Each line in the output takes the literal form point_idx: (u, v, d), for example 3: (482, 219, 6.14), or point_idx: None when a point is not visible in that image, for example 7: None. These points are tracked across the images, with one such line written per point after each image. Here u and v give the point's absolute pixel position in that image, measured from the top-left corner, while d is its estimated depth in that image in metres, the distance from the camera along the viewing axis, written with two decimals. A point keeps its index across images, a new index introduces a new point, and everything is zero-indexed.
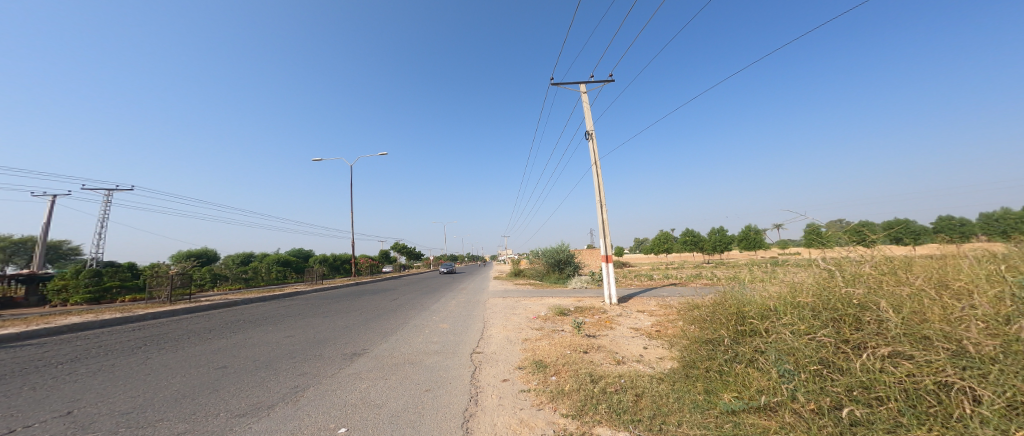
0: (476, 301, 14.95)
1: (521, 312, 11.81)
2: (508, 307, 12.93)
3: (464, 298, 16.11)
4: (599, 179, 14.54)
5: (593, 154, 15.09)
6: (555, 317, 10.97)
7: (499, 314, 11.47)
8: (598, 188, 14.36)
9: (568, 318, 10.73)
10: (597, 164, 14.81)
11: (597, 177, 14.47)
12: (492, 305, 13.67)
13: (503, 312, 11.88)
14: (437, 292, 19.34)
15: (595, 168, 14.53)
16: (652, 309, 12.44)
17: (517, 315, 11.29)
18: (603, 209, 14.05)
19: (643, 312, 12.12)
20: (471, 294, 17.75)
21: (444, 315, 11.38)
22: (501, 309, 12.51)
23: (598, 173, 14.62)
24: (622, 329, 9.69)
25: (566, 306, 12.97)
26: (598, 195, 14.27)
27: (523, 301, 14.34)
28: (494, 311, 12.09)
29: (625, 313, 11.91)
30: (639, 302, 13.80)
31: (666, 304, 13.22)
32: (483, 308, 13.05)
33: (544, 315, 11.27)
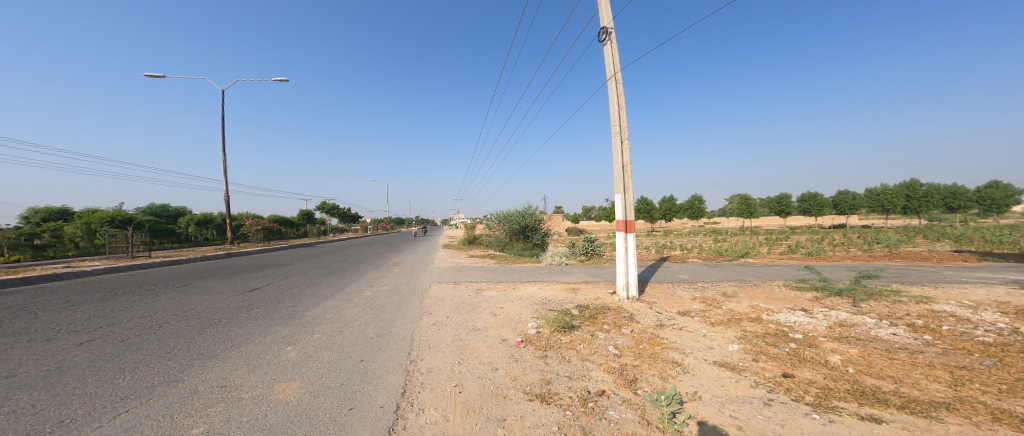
0: (404, 290, 8.77)
1: (486, 326, 5.95)
2: (462, 309, 7.04)
3: (387, 281, 9.82)
4: (621, 99, 8.66)
5: (612, 59, 9.15)
6: (560, 342, 5.33)
7: (442, 334, 5.53)
8: (620, 112, 8.53)
9: (589, 347, 5.21)
10: (620, 74, 8.86)
11: (618, 93, 8.60)
12: (431, 302, 7.61)
13: (449, 326, 5.93)
14: (348, 269, 12.65)
15: (616, 79, 8.64)
16: (702, 310, 7.46)
17: (480, 337, 5.42)
18: (628, 145, 8.30)
19: (694, 315, 7.08)
20: (401, 273, 11.41)
21: (318, 337, 5.13)
22: (449, 316, 6.53)
23: (619, 88, 8.74)
24: (711, 373, 4.46)
25: (563, 307, 7.45)
26: (620, 124, 8.42)
27: (485, 292, 8.61)
28: (433, 323, 6.08)
29: (670, 320, 6.75)
30: (666, 293, 8.92)
31: (711, 298, 8.38)
32: (414, 310, 6.95)
33: (536, 335, 5.59)
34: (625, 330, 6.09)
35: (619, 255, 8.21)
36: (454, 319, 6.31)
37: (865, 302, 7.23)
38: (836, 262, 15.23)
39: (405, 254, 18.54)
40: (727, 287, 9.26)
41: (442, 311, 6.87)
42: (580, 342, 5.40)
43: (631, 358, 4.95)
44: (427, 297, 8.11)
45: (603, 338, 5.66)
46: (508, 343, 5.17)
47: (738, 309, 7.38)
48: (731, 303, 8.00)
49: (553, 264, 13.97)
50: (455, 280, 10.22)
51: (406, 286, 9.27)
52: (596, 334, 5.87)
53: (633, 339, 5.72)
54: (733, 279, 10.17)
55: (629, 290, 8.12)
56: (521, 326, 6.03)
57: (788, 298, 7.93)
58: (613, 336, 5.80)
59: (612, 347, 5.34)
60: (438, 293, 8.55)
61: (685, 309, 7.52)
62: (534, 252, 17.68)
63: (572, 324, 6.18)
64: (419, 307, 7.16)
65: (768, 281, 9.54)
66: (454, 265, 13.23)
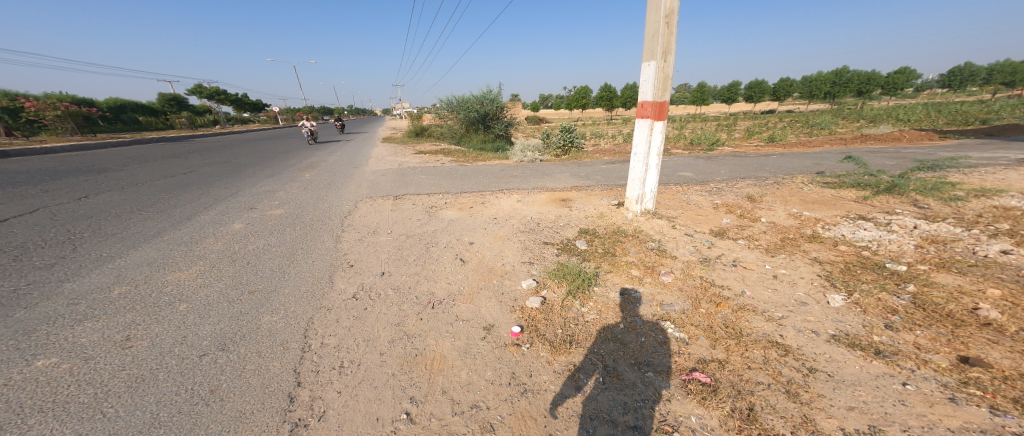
0: (304, 214, 5.61)
1: (450, 297, 3.42)
2: (405, 254, 4.33)
3: (280, 199, 6.42)
4: None
5: None
6: (588, 323, 3.05)
7: (364, 329, 2.92)
8: None
9: (637, 329, 3.02)
10: None
11: None
12: (352, 240, 4.72)
13: (382, 303, 3.29)
14: (228, 176, 8.68)
15: None
16: (740, 224, 5.48)
17: (443, 329, 2.93)
18: None
19: (736, 234, 5.07)
20: (312, 182, 7.93)
21: (31, 374, 2.25)
22: (382, 275, 3.82)
23: None
24: (857, 372, 2.60)
25: (561, 237, 5.07)
26: None
27: (441, 212, 5.83)
28: (352, 296, 3.38)
29: (711, 247, 4.70)
30: (679, 199, 6.89)
31: (739, 203, 6.44)
32: (312, 261, 4.08)
33: (542, 308, 3.23)
34: (666, 276, 3.94)
35: (638, 155, 5.57)
36: (393, 283, 3.65)
37: (926, 202, 5.75)
38: (820, 147, 14.24)
39: (327, 153, 14.16)
40: (748, 186, 7.39)
41: (369, 263, 4.09)
42: (618, 318, 3.16)
43: (712, 345, 2.89)
44: (347, 230, 5.04)
45: (647, 301, 3.49)
46: (500, 341, 2.78)
47: (783, 219, 5.53)
48: (763, 207, 6.19)
49: (524, 162, 11.13)
50: (395, 193, 6.91)
51: (311, 206, 6.04)
52: (632, 290, 3.68)
53: (687, 295, 3.63)
54: (745, 175, 8.39)
55: (644, 203, 5.81)
56: (511, 289, 3.59)
57: (830, 199, 6.24)
58: (659, 292, 3.66)
59: (667, 319, 3.21)
60: (368, 221, 5.41)
61: (718, 224, 5.51)
62: (496, 146, 14.43)
63: (591, 275, 3.88)
64: (325, 253, 4.28)
65: (791, 177, 7.83)
66: (394, 166, 9.79)
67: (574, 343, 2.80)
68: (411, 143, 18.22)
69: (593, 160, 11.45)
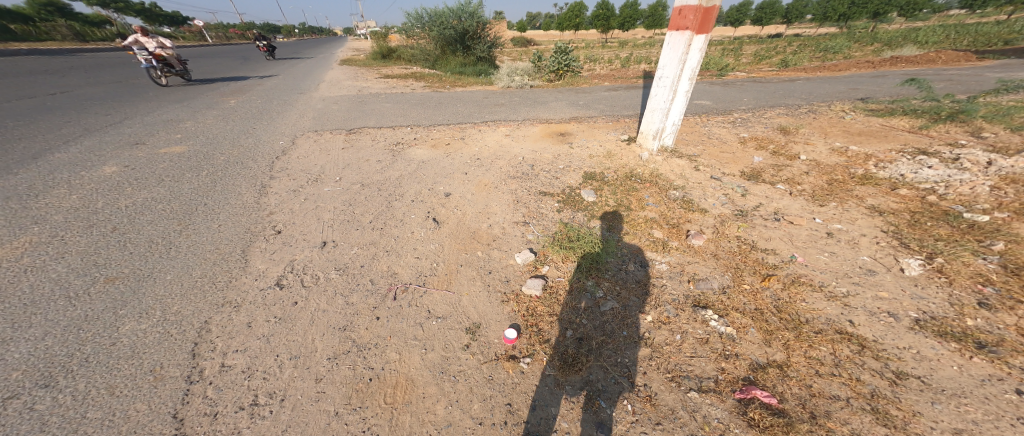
0: (215, 153, 4.18)
1: (419, 281, 2.53)
2: (352, 200, 3.20)
3: (183, 132, 4.84)
4: None
5: None
6: (606, 317, 2.30)
7: (286, 339, 2.03)
8: None
9: (670, 322, 2.28)
10: None
11: None
12: (281, 191, 3.37)
13: (317, 294, 2.35)
14: (132, 101, 6.85)
15: None
16: (775, 164, 4.41)
17: (407, 336, 2.11)
18: None
19: (773, 177, 4.07)
20: (241, 108, 6.28)
21: None
22: (325, 247, 2.75)
23: None
24: (954, 373, 1.99)
25: (562, 186, 4.07)
26: None
27: (406, 148, 4.59)
28: (270, 285, 2.38)
29: (744, 197, 3.69)
30: (698, 132, 5.78)
31: (770, 135, 5.35)
32: (212, 225, 2.92)
33: (544, 297, 2.45)
34: (696, 239, 3.03)
35: (663, 80, 4.36)
36: (338, 262, 2.62)
37: (992, 131, 4.81)
38: (845, 70, 12.69)
39: (274, 75, 11.81)
40: (778, 117, 6.25)
41: (304, 228, 2.90)
42: (644, 306, 2.41)
43: (767, 341, 2.19)
44: (276, 177, 3.53)
45: (678, 276, 2.70)
46: (489, 354, 2.03)
47: (826, 156, 4.55)
48: (799, 139, 5.16)
49: (512, 88, 9.43)
50: (350, 126, 5.13)
51: (227, 140, 4.54)
52: (656, 260, 2.87)
53: (725, 264, 2.80)
54: (771, 103, 7.19)
55: (662, 140, 4.78)
56: (501, 266, 2.74)
57: (877, 130, 5.21)
58: (691, 262, 2.84)
59: (704, 304, 2.42)
60: (307, 163, 3.73)
61: (749, 164, 4.45)
62: (479, 69, 12.32)
63: (607, 242, 3.05)
64: (230, 214, 3.06)
65: (826, 105, 6.66)
66: (354, 92, 8.05)
67: (589, 351, 2.07)
68: (379, 65, 15.58)
69: (592, 87, 9.85)
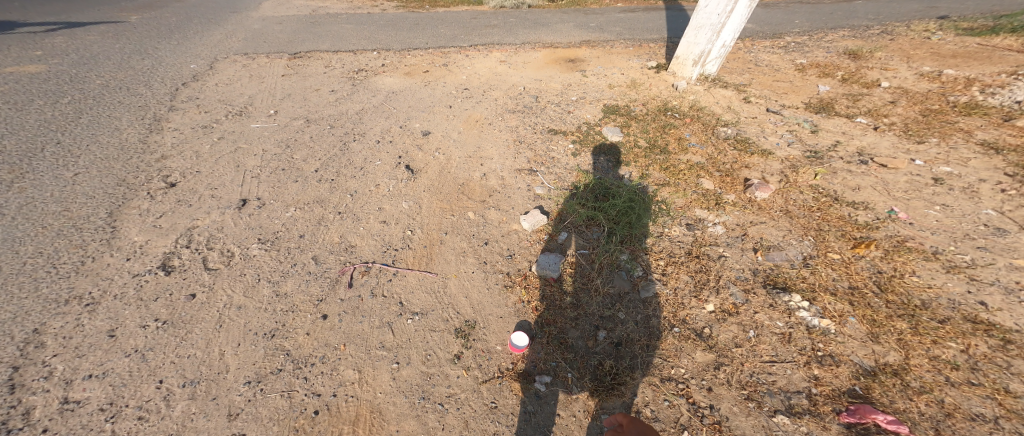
0: (88, 76, 2.93)
1: (384, 256, 1.79)
2: (302, 145, 2.40)
3: (48, 50, 3.46)
4: None
5: None
6: (650, 309, 1.68)
7: (177, 360, 1.23)
8: None
9: (738, 313, 1.63)
10: None
11: None
12: (182, 128, 2.38)
13: (230, 280, 1.48)
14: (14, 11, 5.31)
15: None
16: (849, 93, 3.51)
17: (371, 346, 1.44)
18: None
19: (849, 108, 3.19)
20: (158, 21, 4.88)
21: None
22: (246, 208, 1.82)
23: None
24: None
25: (576, 123, 3.19)
26: None
27: (374, 77, 3.59)
28: (149, 267, 1.46)
29: (816, 133, 2.89)
30: (742, 56, 4.69)
31: (835, 61, 4.29)
32: (61, 172, 1.86)
33: (562, 281, 1.82)
34: (761, 190, 2.26)
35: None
36: (266, 232, 1.71)
37: None
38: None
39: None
40: (840, 39, 5.07)
41: (215, 179, 1.96)
42: (698, 289, 1.75)
43: (873, 336, 1.54)
44: (180, 110, 2.60)
45: (740, 243, 1.99)
46: (489, 369, 1.43)
47: (915, 83, 3.60)
48: (872, 63, 4.13)
49: (506, 8, 7.79)
50: (295, 49, 4.07)
51: (110, 60, 3.26)
52: (708, 221, 2.14)
53: (803, 225, 2.07)
54: (826, 24, 5.94)
55: (703, 65, 3.81)
56: (501, 235, 2.05)
57: (973, 51, 4.17)
58: (757, 223, 2.11)
59: (783, 285, 1.75)
60: (230, 94, 2.93)
61: (815, 95, 3.50)
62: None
63: (643, 197, 2.31)
64: (96, 152, 2.02)
65: (897, 25, 5.42)
66: (313, 11, 6.55)
67: (631, 363, 1.47)
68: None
69: (603, 6, 8.25)
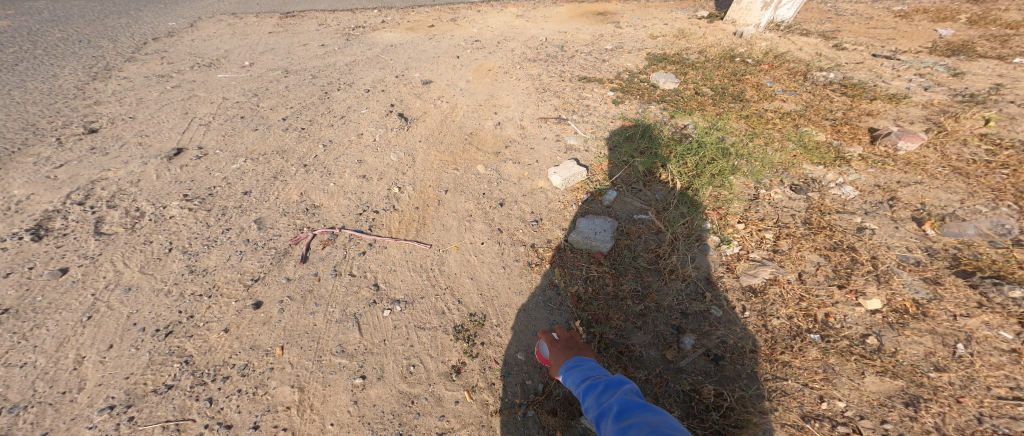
0: (51, 30, 2.80)
1: (358, 221, 1.30)
2: (282, 99, 1.99)
3: (24, 9, 3.33)
4: None
5: None
6: (765, 303, 1.08)
7: (2, 371, 0.85)
8: None
9: (932, 316, 0.98)
10: None
11: None
12: (133, 76, 2.13)
13: (124, 251, 1.13)
14: None
15: None
16: (989, 35, 2.48)
17: (324, 350, 0.93)
18: None
19: (996, 50, 2.24)
20: None
21: None
22: (179, 158, 1.51)
23: None
24: None
25: (614, 71, 2.54)
26: None
27: (371, 33, 3.11)
28: (16, 230, 1.15)
29: (960, 79, 1.98)
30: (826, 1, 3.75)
31: (946, 6, 3.15)
32: None
33: (617, 260, 1.24)
34: (909, 140, 1.53)
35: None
36: (197, 187, 1.38)
37: None
38: None
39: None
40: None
41: (151, 126, 1.68)
42: (843, 276, 1.12)
43: None
44: (140, 61, 2.37)
45: (888, 211, 1.31)
46: (508, 392, 0.88)
47: None
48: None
49: None
50: (287, 10, 3.78)
51: (82, 18, 3.13)
52: (828, 181, 1.47)
53: (989, 187, 1.32)
54: None
55: (776, 9, 3.00)
56: (524, 195, 1.48)
57: None
58: (909, 182, 1.40)
59: (993, 274, 1.05)
60: (204, 48, 2.65)
61: (936, 38, 2.55)
62: None
63: (730, 147, 1.66)
64: (17, 96, 1.83)
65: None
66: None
67: (747, 390, 0.89)
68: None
69: None
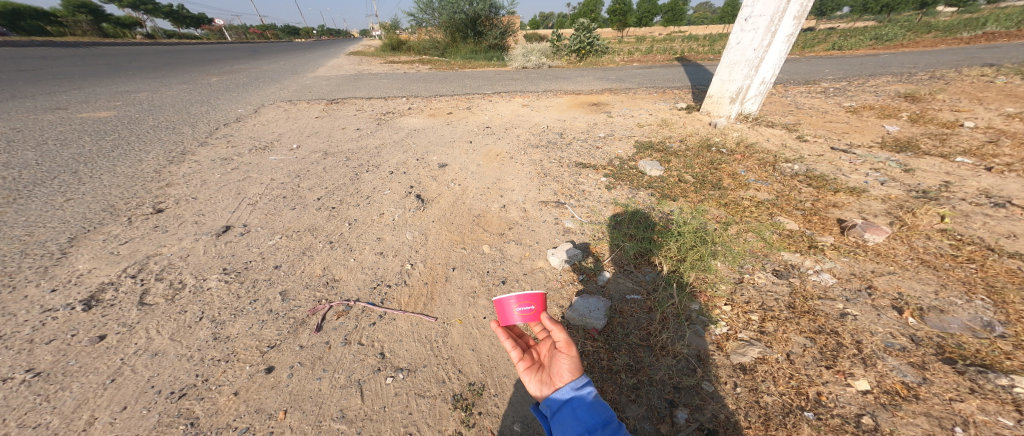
0: (144, 119, 3.37)
1: (371, 293, 1.42)
2: (317, 180, 2.28)
3: (125, 101, 4.04)
4: None
5: None
6: (757, 380, 1.10)
7: (15, 432, 0.90)
8: None
9: (923, 398, 1.00)
10: None
11: None
12: (202, 160, 2.50)
13: (160, 319, 1.24)
14: (119, 71, 6.41)
15: None
16: (931, 133, 2.79)
17: (325, 415, 0.97)
18: None
19: (937, 148, 2.52)
20: (228, 82, 5.61)
21: None
22: (225, 234, 1.71)
23: None
24: None
25: (607, 157, 2.87)
26: None
27: (398, 119, 3.61)
28: (71, 299, 1.29)
29: (912, 175, 2.19)
30: (789, 95, 4.30)
31: (890, 104, 3.61)
32: (56, 196, 1.95)
33: (612, 336, 1.30)
34: (874, 232, 1.66)
35: (753, 20, 3.10)
36: (235, 261, 1.54)
37: None
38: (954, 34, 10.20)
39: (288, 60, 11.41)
40: (887, 84, 4.48)
41: (207, 206, 1.93)
42: (830, 358, 1.15)
43: None
44: (210, 145, 2.79)
45: (868, 298, 1.37)
46: None
47: (1013, 120, 2.88)
48: (949, 102, 3.51)
49: (528, 69, 8.30)
50: (333, 97, 4.48)
51: (171, 108, 3.79)
52: (806, 268, 1.56)
53: (959, 280, 1.41)
54: (877, 72, 5.48)
55: (742, 103, 3.45)
56: (524, 273, 1.60)
57: None
58: (882, 272, 1.49)
59: (979, 362, 1.09)
60: (262, 132, 3.12)
61: (885, 134, 2.88)
62: (492, 54, 10.61)
63: (711, 233, 1.80)
64: (106, 179, 2.16)
65: (954, 72, 4.92)
66: (353, 74, 7.22)
67: None
68: (387, 49, 13.60)
69: (624, 66, 8.53)
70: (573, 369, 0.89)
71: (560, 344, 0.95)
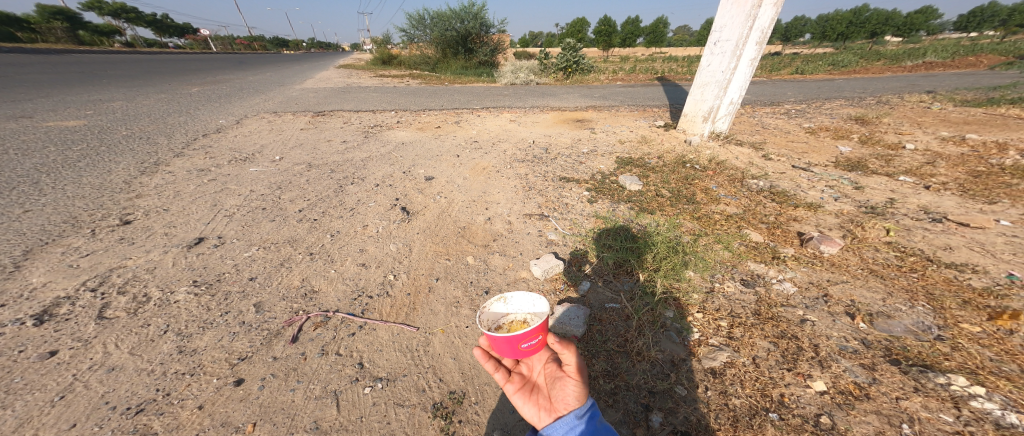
0: (117, 129, 3.28)
1: (352, 304, 1.43)
2: (301, 192, 2.27)
3: (99, 111, 3.91)
4: None
5: None
6: (725, 384, 1.17)
7: None
8: None
9: (873, 397, 1.09)
10: None
11: None
12: (177, 171, 2.44)
13: (120, 334, 1.21)
14: (93, 79, 6.20)
15: None
16: (878, 154, 3.05)
17: (297, 427, 0.97)
18: None
19: (884, 167, 2.75)
20: (210, 92, 5.51)
21: None
22: (198, 246, 1.68)
23: None
24: None
25: (589, 172, 2.98)
26: None
27: (386, 132, 3.64)
28: (22, 315, 1.24)
29: (862, 192, 2.39)
30: (757, 116, 4.59)
31: (844, 125, 3.92)
32: (13, 208, 1.87)
33: (590, 343, 1.35)
34: (829, 244, 1.80)
35: (722, 44, 3.33)
36: (207, 273, 1.52)
37: None
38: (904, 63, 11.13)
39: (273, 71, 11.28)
40: (842, 107, 4.86)
41: (180, 217, 1.89)
42: (790, 361, 1.23)
43: None
44: (186, 156, 2.72)
45: (825, 305, 1.48)
46: None
47: (949, 143, 3.18)
48: (895, 125, 3.84)
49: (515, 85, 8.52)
50: (319, 109, 4.48)
51: (148, 117, 3.70)
52: (770, 278, 1.67)
53: (903, 288, 1.54)
54: (835, 95, 5.93)
55: (714, 122, 3.66)
56: (507, 284, 1.64)
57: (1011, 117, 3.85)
58: (837, 281, 1.62)
59: (920, 363, 1.20)
60: (244, 143, 3.08)
61: (839, 154, 3.11)
62: (481, 69, 10.85)
63: (683, 245, 1.90)
64: (70, 190, 2.09)
65: (898, 97, 5.41)
66: (341, 86, 7.23)
67: None
68: (376, 62, 13.68)
69: (607, 85, 8.88)
70: (578, 396, 0.90)
71: (569, 368, 0.92)
